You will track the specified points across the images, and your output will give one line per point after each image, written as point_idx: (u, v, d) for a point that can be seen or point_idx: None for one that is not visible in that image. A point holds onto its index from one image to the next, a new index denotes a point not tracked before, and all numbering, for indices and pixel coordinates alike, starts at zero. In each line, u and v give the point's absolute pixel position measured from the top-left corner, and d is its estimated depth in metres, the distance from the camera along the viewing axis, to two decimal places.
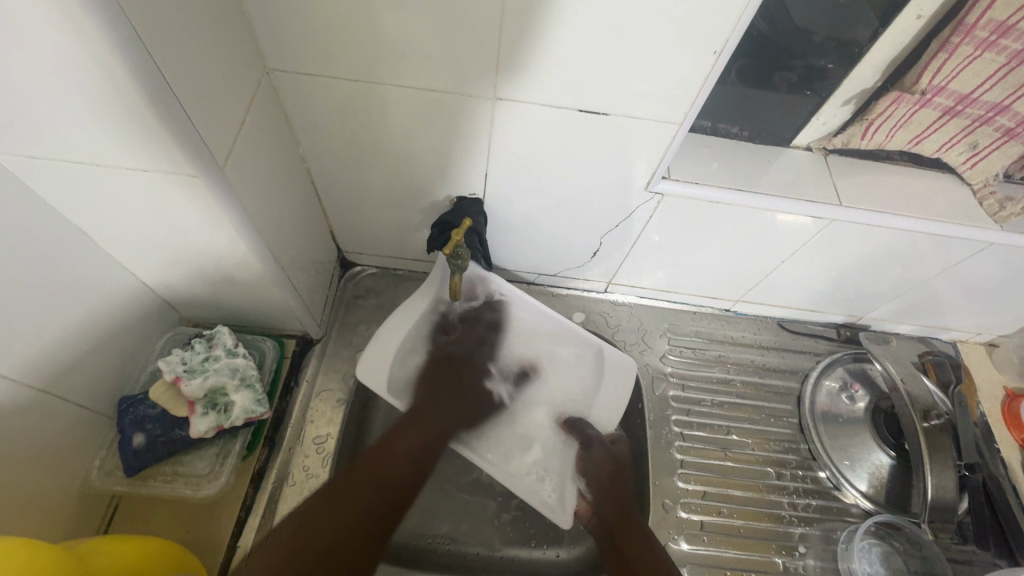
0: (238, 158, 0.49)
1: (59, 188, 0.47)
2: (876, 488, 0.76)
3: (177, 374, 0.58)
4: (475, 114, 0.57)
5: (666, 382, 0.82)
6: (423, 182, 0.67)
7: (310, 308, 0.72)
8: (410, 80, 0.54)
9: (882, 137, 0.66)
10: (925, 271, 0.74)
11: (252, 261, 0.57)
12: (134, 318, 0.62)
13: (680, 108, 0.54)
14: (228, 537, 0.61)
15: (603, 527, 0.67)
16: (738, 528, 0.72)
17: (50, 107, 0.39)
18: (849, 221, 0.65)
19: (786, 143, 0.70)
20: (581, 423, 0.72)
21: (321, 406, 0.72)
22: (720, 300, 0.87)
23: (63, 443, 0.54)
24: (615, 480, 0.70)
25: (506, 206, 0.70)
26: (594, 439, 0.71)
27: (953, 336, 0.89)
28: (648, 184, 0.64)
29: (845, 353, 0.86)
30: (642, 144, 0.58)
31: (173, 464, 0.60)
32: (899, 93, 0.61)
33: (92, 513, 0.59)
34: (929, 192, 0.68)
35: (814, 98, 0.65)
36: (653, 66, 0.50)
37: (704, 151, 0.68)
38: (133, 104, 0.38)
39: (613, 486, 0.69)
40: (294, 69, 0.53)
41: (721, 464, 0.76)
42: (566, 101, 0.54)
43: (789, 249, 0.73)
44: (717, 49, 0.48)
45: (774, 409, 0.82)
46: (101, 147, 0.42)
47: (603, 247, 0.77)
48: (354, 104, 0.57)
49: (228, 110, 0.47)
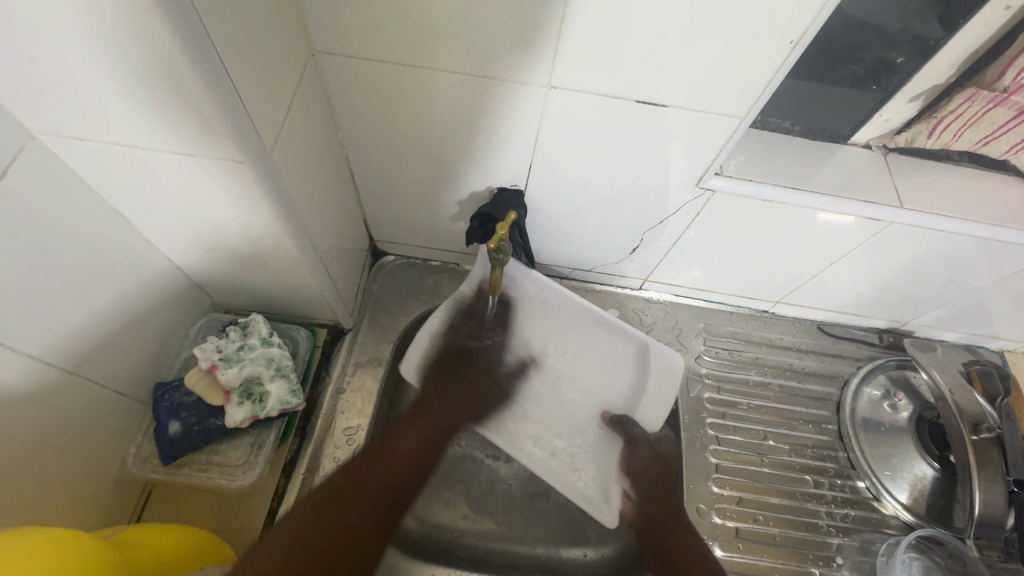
0: (284, 143, 0.48)
1: (102, 171, 0.46)
2: (917, 500, 0.73)
3: (213, 362, 0.58)
4: (524, 103, 0.54)
5: (701, 384, 0.80)
6: (464, 171, 0.65)
7: (343, 298, 0.70)
8: (461, 65, 0.51)
9: (949, 137, 0.63)
10: (983, 278, 0.71)
11: (291, 249, 0.56)
12: (170, 304, 0.61)
13: (744, 101, 0.51)
14: (261, 527, 0.60)
15: (648, 528, 0.68)
16: (774, 537, 0.70)
17: (99, 87, 0.37)
18: (909, 225, 0.62)
19: (844, 139, 0.66)
20: (627, 422, 0.69)
21: (352, 396, 0.69)
22: (759, 301, 0.84)
23: (99, 428, 0.54)
24: (659, 480, 0.70)
25: (546, 199, 0.68)
26: (639, 437, 0.69)
27: (1000, 345, 0.86)
28: (698, 180, 0.61)
29: (888, 360, 0.83)
30: (699, 137, 0.56)
31: (208, 453, 0.59)
32: (975, 90, 0.58)
33: (127, 499, 0.59)
34: (995, 195, 0.64)
35: (879, 93, 0.62)
36: (721, 57, 0.47)
37: (757, 146, 0.65)
38: (185, 85, 0.37)
39: (658, 486, 0.70)
40: (340, 52, 0.51)
41: (757, 470, 0.74)
42: (623, 90, 0.52)
43: (839, 252, 0.70)
44: (794, 39, 0.45)
45: (812, 415, 0.79)
46: (148, 130, 0.41)
47: (643, 243, 0.74)
48: (399, 89, 0.55)
49: (276, 93, 0.45)
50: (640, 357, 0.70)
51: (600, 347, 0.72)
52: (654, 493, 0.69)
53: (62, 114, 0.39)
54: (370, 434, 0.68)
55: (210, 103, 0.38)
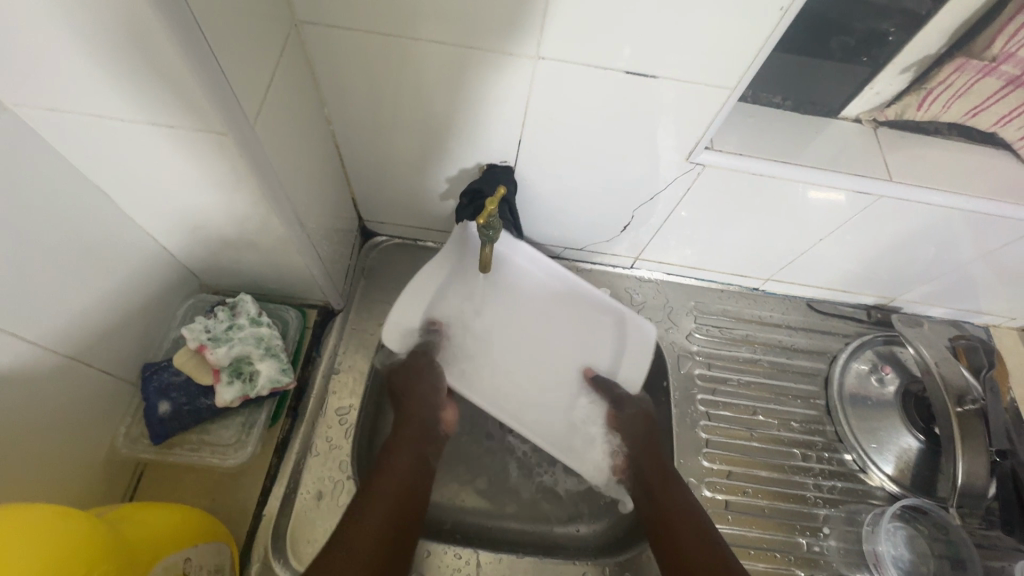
0: (268, 116, 0.47)
1: (80, 145, 0.45)
2: (903, 471, 0.75)
3: (202, 341, 0.56)
4: (513, 75, 0.54)
5: (691, 361, 0.81)
6: (453, 147, 0.64)
7: (332, 277, 0.70)
8: (448, 36, 0.50)
9: (938, 110, 0.63)
10: (967, 254, 0.72)
11: (277, 226, 0.55)
12: (156, 284, 0.60)
13: (734, 72, 0.51)
14: (255, 506, 0.60)
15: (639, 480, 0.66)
16: (763, 509, 0.71)
17: (73, 55, 0.36)
18: (897, 199, 0.62)
19: (834, 113, 0.66)
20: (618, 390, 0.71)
21: (344, 377, 0.70)
22: (749, 279, 0.85)
23: (87, 409, 0.54)
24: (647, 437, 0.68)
25: (536, 175, 0.67)
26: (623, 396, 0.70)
27: (986, 320, 0.87)
28: (689, 155, 0.61)
29: (876, 336, 0.84)
30: (691, 110, 0.55)
31: (200, 433, 0.59)
32: (964, 60, 0.58)
33: (118, 480, 0.59)
34: (981, 168, 0.64)
35: (869, 66, 0.62)
36: (711, 26, 0.47)
37: (748, 121, 0.64)
38: (161, 52, 0.36)
39: (653, 444, 0.67)
40: (324, 22, 0.50)
41: (747, 445, 0.76)
42: (613, 61, 0.51)
43: (828, 227, 0.70)
44: (785, 6, 0.44)
45: (801, 391, 0.80)
46: (125, 101, 0.40)
47: (633, 221, 0.74)
48: (385, 61, 0.54)
49: (258, 63, 0.44)
50: (618, 327, 0.74)
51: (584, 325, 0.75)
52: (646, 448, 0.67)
53: (36, 85, 0.38)
54: (362, 414, 0.68)
55: (188, 72, 0.37)
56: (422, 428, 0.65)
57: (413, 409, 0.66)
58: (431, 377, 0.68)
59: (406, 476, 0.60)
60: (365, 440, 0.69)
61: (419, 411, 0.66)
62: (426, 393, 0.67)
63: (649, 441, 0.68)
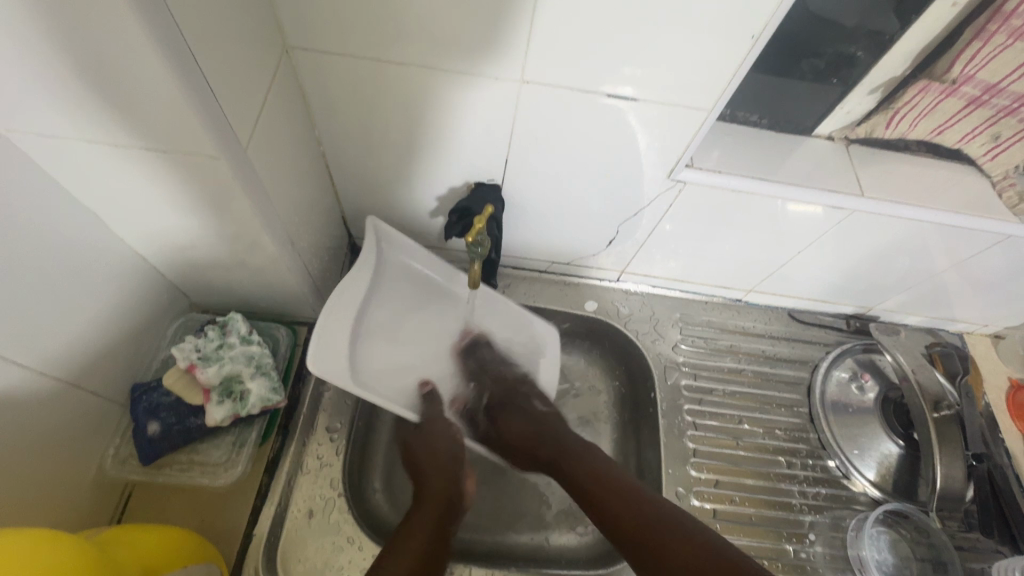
0: (260, 140, 0.48)
1: (72, 169, 0.45)
2: (884, 476, 0.77)
3: (192, 361, 0.57)
4: (499, 98, 0.56)
5: (678, 372, 0.82)
6: (442, 167, 0.65)
7: (321, 294, 0.70)
8: (436, 61, 0.52)
9: (905, 127, 0.66)
10: (937, 264, 0.75)
11: (268, 245, 0.56)
12: (145, 304, 0.60)
13: (711, 94, 0.53)
14: (244, 526, 0.60)
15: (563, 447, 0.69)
16: (750, 516, 0.73)
17: (69, 84, 0.37)
18: (870, 213, 0.64)
19: (808, 132, 0.69)
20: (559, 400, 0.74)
21: (333, 395, 0.70)
22: (732, 290, 0.87)
23: (75, 430, 0.53)
24: (570, 450, 0.68)
25: (523, 193, 0.69)
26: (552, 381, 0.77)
27: (959, 327, 0.90)
28: (670, 173, 0.63)
29: (855, 344, 0.86)
30: (671, 131, 0.58)
31: (189, 452, 0.59)
32: (926, 82, 0.61)
33: (105, 502, 0.58)
34: (948, 182, 0.67)
35: (840, 87, 0.65)
36: (687, 53, 0.49)
37: (726, 139, 0.67)
38: (156, 81, 0.37)
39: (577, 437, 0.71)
40: (315, 49, 0.51)
41: (734, 453, 0.77)
42: (595, 85, 0.53)
43: (806, 240, 0.72)
44: (756, 34, 0.47)
45: (784, 399, 0.82)
46: (119, 127, 0.41)
47: (618, 236, 0.76)
48: (374, 86, 0.55)
49: (251, 89, 0.45)
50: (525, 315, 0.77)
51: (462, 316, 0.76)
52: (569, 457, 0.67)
53: (29, 111, 0.39)
54: (352, 431, 0.69)
55: (183, 99, 0.38)
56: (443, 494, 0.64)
57: (436, 468, 0.66)
58: (446, 436, 0.68)
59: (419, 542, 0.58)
60: (356, 458, 0.70)
61: (434, 474, 0.65)
62: (448, 462, 0.66)
63: (601, 471, 0.64)
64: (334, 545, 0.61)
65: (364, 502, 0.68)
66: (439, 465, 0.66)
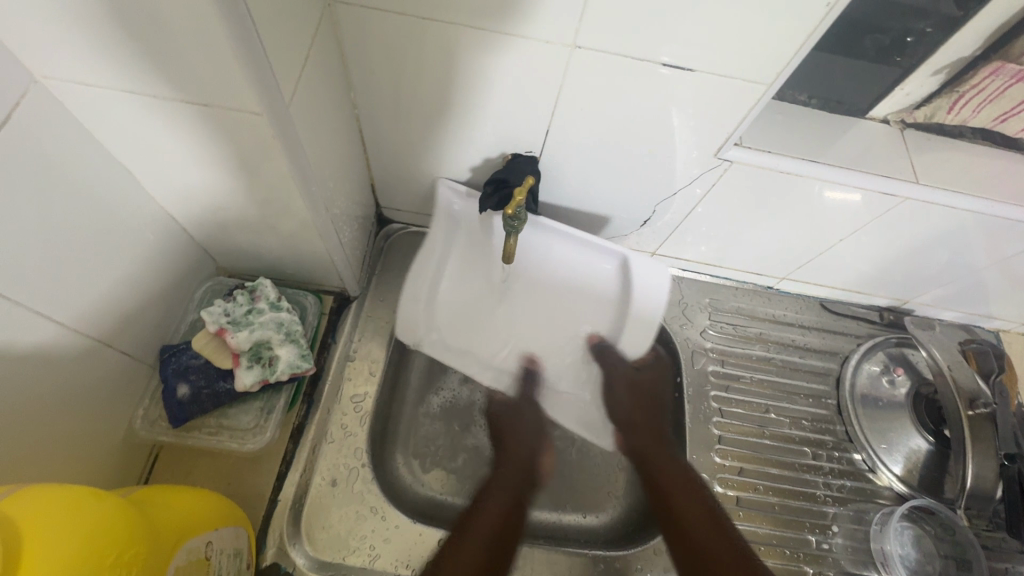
0: (301, 98, 0.46)
1: (108, 121, 0.44)
2: (911, 471, 0.76)
3: (222, 325, 0.57)
4: (546, 65, 0.53)
5: (705, 357, 0.81)
6: (479, 136, 0.63)
7: (350, 264, 0.69)
8: (482, 21, 0.49)
9: (967, 112, 0.64)
10: (983, 260, 0.72)
11: (302, 210, 0.54)
12: (175, 267, 0.60)
13: (771, 70, 0.50)
14: (270, 491, 0.60)
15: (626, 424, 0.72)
16: (772, 505, 0.72)
17: (109, 30, 0.36)
18: (922, 202, 0.61)
19: (862, 113, 0.66)
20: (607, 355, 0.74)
21: (359, 364, 0.70)
22: (764, 277, 0.85)
23: (108, 389, 0.53)
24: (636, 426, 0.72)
25: (559, 167, 0.67)
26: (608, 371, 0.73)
27: (996, 325, 0.87)
28: (717, 151, 0.60)
29: (888, 338, 0.84)
30: (723, 106, 0.55)
31: (218, 417, 0.59)
32: (1000, 64, 0.58)
33: (134, 461, 0.58)
34: (1007, 172, 0.64)
35: (901, 67, 0.62)
36: (752, 23, 0.46)
37: (777, 117, 0.64)
38: (203, 31, 0.35)
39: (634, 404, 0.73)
40: (358, 3, 0.49)
41: (759, 442, 0.76)
42: (649, 53, 0.50)
43: (848, 229, 0.69)
44: (831, 2, 0.44)
45: (813, 389, 0.81)
46: (158, 78, 0.39)
47: (652, 216, 0.74)
48: (416, 45, 0.52)
49: (295, 43, 0.43)
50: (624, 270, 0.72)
51: (550, 275, 0.75)
52: (641, 432, 0.71)
53: (71, 59, 0.38)
54: (377, 401, 0.68)
55: (229, 50, 0.36)
56: (513, 493, 0.65)
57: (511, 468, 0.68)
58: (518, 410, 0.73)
59: (494, 513, 0.62)
60: (380, 427, 0.69)
61: (491, 495, 0.65)
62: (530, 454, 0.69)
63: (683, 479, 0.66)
64: (356, 514, 0.61)
65: (386, 476, 0.68)
66: (522, 462, 0.69)
